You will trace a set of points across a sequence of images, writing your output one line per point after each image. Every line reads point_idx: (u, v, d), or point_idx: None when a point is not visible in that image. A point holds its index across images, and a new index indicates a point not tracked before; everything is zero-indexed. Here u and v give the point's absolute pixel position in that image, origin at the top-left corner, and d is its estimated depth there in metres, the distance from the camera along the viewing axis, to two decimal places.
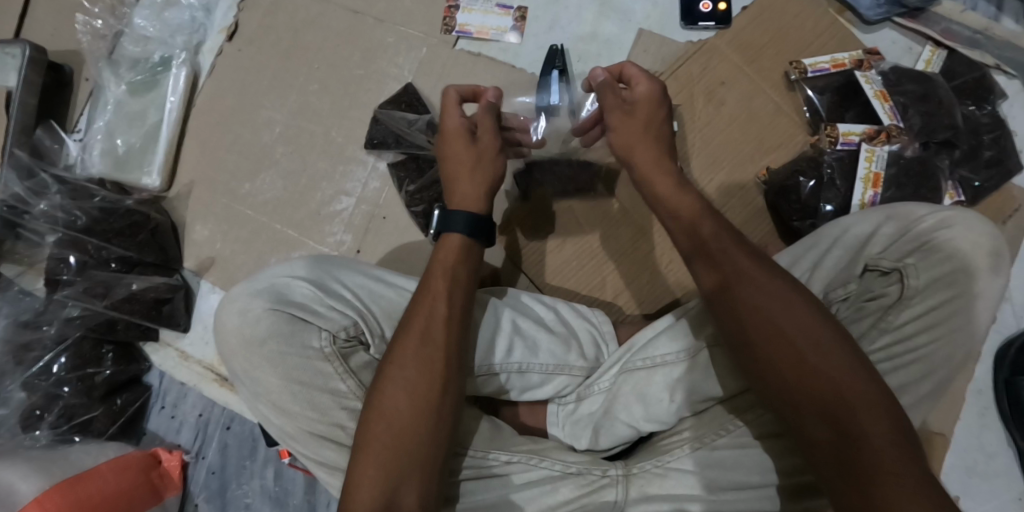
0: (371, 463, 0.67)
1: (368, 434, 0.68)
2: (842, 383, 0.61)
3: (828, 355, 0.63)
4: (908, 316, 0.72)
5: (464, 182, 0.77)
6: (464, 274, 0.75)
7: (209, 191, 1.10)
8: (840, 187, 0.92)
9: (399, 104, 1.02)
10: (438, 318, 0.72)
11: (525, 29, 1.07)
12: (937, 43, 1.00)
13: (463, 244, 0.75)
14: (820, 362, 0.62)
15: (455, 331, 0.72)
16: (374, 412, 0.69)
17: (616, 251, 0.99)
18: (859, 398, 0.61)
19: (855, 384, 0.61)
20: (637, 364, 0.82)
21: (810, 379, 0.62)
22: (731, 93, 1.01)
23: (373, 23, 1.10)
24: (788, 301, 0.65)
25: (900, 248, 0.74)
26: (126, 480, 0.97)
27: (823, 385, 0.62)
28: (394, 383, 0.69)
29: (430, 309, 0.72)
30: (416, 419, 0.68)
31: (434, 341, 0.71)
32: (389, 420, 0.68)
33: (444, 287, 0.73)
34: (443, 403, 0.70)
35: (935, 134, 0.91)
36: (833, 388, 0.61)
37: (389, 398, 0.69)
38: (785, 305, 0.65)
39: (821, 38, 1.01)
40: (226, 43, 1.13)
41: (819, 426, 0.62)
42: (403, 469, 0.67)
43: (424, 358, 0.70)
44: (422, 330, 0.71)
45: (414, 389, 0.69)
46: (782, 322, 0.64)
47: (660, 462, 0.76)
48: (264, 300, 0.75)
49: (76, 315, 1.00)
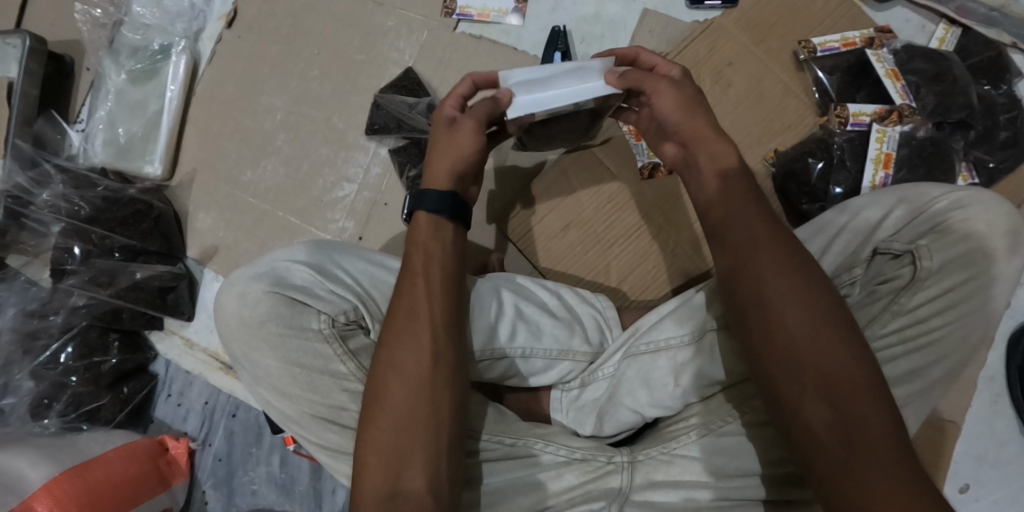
0: (375, 446, 0.66)
1: (370, 417, 0.67)
2: (838, 370, 0.60)
3: (829, 340, 0.61)
4: (921, 298, 0.70)
5: (440, 159, 0.76)
6: (447, 250, 0.74)
7: (212, 178, 1.09)
8: (851, 169, 0.90)
9: (399, 89, 1.01)
10: (425, 297, 0.71)
11: (527, 11, 1.04)
12: (951, 21, 0.97)
13: (430, 220, 0.75)
14: (824, 350, 0.61)
15: (444, 309, 0.71)
16: (372, 398, 0.68)
17: (617, 236, 0.97)
18: (857, 388, 0.60)
19: (854, 372, 0.60)
20: (641, 349, 0.80)
21: (804, 367, 0.61)
22: (738, 74, 0.97)
23: (373, 8, 1.08)
24: (787, 285, 0.64)
25: (912, 230, 0.73)
26: (134, 467, 0.98)
27: (825, 371, 0.61)
28: (391, 365, 0.69)
29: (420, 286, 0.72)
30: (414, 400, 0.67)
31: (427, 319, 0.70)
32: (390, 402, 0.67)
33: (434, 263, 0.73)
34: (444, 382, 0.69)
35: (949, 114, 0.88)
36: (834, 374, 0.60)
37: (387, 377, 0.68)
38: (797, 291, 0.63)
39: (831, 17, 0.98)
40: (225, 30, 1.12)
41: (818, 417, 0.60)
42: (406, 451, 0.66)
43: (420, 334, 0.69)
44: (417, 306, 0.71)
45: (412, 370, 0.68)
46: (789, 303, 0.63)
47: (665, 449, 0.76)
48: (263, 283, 0.75)
49: (82, 304, 1.01)
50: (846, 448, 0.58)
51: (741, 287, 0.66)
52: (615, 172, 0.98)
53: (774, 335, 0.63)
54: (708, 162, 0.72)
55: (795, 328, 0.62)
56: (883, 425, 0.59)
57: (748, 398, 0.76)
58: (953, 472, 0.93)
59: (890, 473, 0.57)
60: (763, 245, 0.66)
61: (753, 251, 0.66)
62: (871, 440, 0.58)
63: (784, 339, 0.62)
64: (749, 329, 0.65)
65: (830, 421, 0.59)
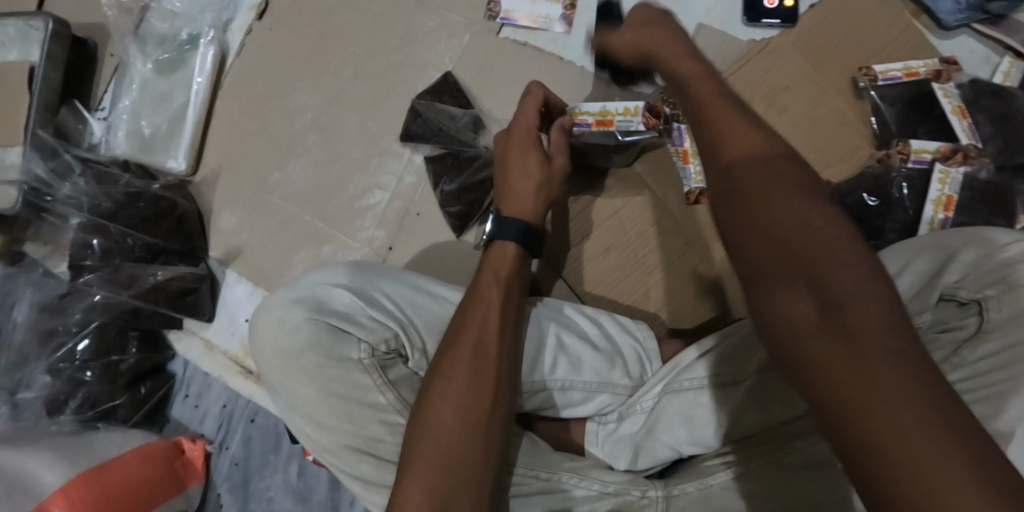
0: (418, 481, 0.62)
1: (413, 448, 0.64)
2: (867, 326, 0.45)
3: (858, 292, 0.47)
4: (984, 352, 0.66)
5: (506, 195, 0.78)
6: (516, 284, 0.73)
7: (239, 177, 1.06)
8: (908, 210, 0.86)
9: (440, 96, 0.98)
10: (493, 329, 0.69)
11: (575, 19, 0.99)
12: (1017, 54, 0.92)
13: (518, 253, 0.74)
14: (845, 303, 0.46)
15: (508, 345, 0.69)
16: (419, 426, 0.65)
17: (661, 262, 0.94)
18: (895, 352, 0.43)
19: (890, 336, 0.44)
20: (683, 385, 0.78)
21: (794, 252, 0.50)
22: (794, 99, 0.94)
23: (412, 6, 1.03)
24: (812, 231, 0.50)
25: (982, 276, 0.68)
26: (150, 470, 0.96)
27: (851, 331, 0.45)
28: (445, 395, 0.66)
29: (483, 317, 0.69)
30: (465, 436, 0.64)
31: (487, 351, 0.68)
32: (437, 433, 0.64)
33: (499, 295, 0.71)
34: (492, 410, 0.66)
35: (1015, 156, 0.84)
36: (862, 334, 0.45)
37: (436, 410, 0.65)
38: (821, 237, 0.50)
39: (895, 43, 0.93)
40: (256, 21, 1.07)
41: (803, 302, 0.48)
42: (451, 489, 0.62)
43: (476, 368, 0.67)
44: (475, 338, 0.68)
45: (461, 400, 0.65)
46: (813, 251, 0.49)
47: (701, 485, 0.71)
48: (303, 309, 0.72)
49: (98, 303, 0.96)
50: (889, 431, 0.41)
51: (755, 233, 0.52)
52: (659, 195, 0.94)
53: (804, 275, 0.48)
54: (701, 85, 0.62)
55: (823, 275, 0.48)
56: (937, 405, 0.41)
57: (764, 453, 0.70)
58: None
59: (894, 374, 0.42)
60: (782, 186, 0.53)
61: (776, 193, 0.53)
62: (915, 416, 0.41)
63: (772, 226, 0.51)
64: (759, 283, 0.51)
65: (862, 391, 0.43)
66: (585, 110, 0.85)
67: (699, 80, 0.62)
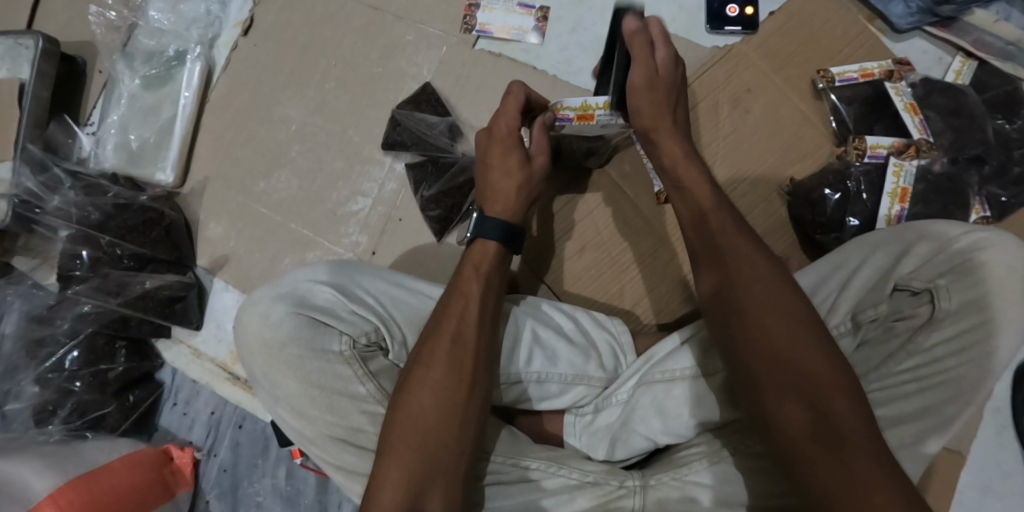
0: (396, 465, 0.65)
1: (391, 433, 0.67)
2: (808, 363, 0.60)
3: (802, 335, 0.62)
4: (937, 338, 0.70)
5: (490, 194, 0.79)
6: (497, 279, 0.75)
7: (225, 187, 1.08)
8: (867, 201, 0.90)
9: (418, 104, 1.01)
10: (471, 323, 0.71)
11: (548, 30, 1.04)
12: (967, 54, 0.98)
13: (499, 252, 0.76)
14: (790, 344, 0.61)
15: (486, 338, 0.71)
16: (399, 412, 0.68)
17: (635, 259, 0.97)
18: (829, 380, 0.59)
19: (824, 368, 0.60)
20: (657, 376, 0.81)
21: (748, 303, 0.65)
22: (757, 101, 0.98)
23: (392, 20, 1.08)
24: (764, 284, 0.65)
25: (932, 268, 0.72)
26: (138, 476, 0.97)
27: (795, 369, 0.60)
28: (424, 383, 0.68)
29: (463, 310, 0.71)
30: (441, 423, 0.67)
31: (466, 343, 0.70)
32: (415, 419, 0.67)
33: (479, 289, 0.73)
34: (469, 399, 0.69)
35: (966, 149, 0.89)
36: (804, 370, 0.60)
37: (416, 398, 0.68)
38: (769, 289, 0.64)
39: (850, 46, 0.98)
40: (241, 37, 1.11)
41: (794, 408, 0.60)
42: (429, 472, 0.65)
43: (454, 358, 0.69)
44: (453, 330, 0.70)
45: (440, 388, 0.68)
46: (761, 300, 0.64)
47: (677, 474, 0.75)
48: (285, 304, 0.74)
49: (88, 311, 0.99)
50: (824, 449, 0.57)
51: (718, 282, 0.67)
52: (632, 195, 0.98)
53: (759, 318, 0.63)
54: (675, 148, 0.75)
55: (773, 321, 0.63)
56: (858, 421, 0.58)
57: (742, 437, 0.75)
58: (956, 501, 0.94)
59: (830, 399, 0.59)
60: (734, 246, 0.68)
61: (732, 253, 0.68)
62: (847, 429, 0.57)
63: (763, 336, 0.63)
64: (727, 324, 0.66)
65: (807, 416, 0.59)
66: (567, 105, 0.81)
67: (670, 143, 0.75)
